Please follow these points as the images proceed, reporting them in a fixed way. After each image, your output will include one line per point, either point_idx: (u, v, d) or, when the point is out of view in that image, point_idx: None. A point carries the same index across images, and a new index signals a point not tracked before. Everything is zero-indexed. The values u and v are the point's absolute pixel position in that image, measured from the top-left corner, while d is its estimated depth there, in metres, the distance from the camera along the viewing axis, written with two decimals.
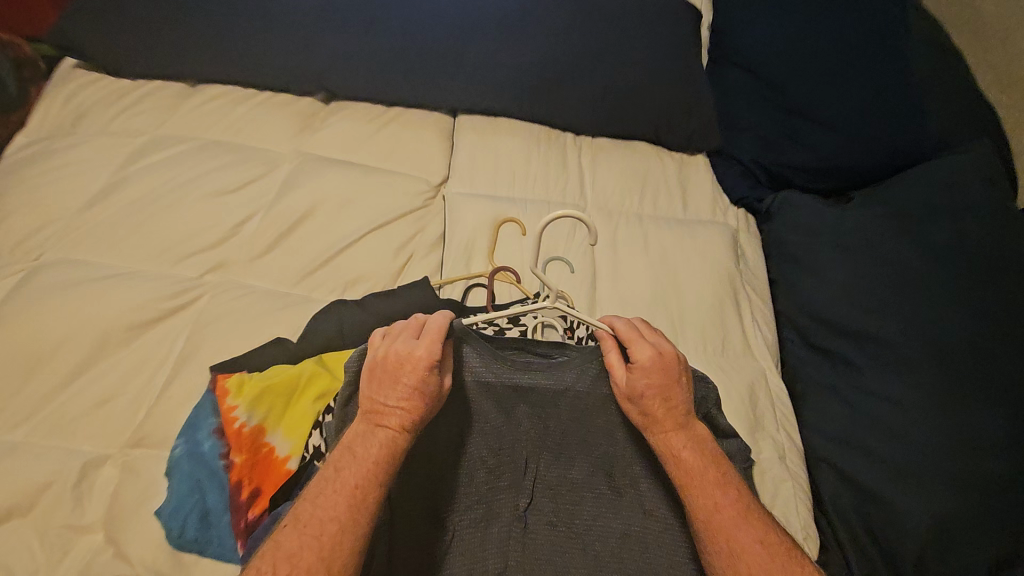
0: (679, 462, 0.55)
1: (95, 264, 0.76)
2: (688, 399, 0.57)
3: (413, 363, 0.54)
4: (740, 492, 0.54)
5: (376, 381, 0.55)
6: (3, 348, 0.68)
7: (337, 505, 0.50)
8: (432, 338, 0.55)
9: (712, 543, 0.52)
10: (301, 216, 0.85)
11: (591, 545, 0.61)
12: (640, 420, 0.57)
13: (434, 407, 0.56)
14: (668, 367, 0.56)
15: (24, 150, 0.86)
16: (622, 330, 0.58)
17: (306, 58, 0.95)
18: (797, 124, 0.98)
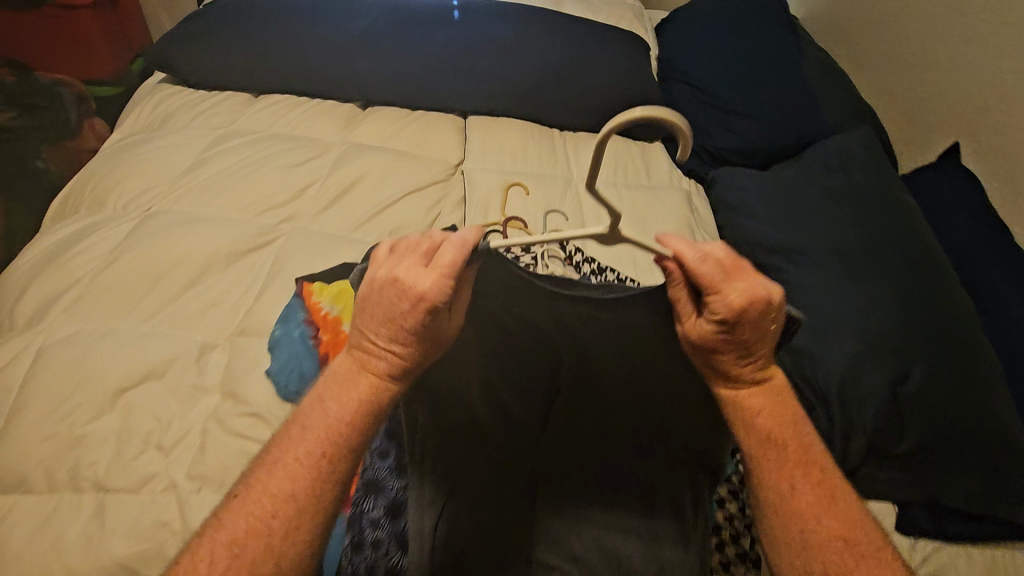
0: (751, 428, 0.55)
1: (193, 214, 0.96)
2: (767, 350, 0.55)
3: (411, 298, 0.52)
4: (826, 483, 0.53)
5: (369, 318, 0.54)
6: (129, 266, 0.86)
7: (296, 481, 0.50)
8: (439, 272, 0.51)
9: (786, 531, 0.52)
10: (352, 182, 1.06)
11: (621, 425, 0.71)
12: (707, 370, 0.56)
13: (431, 350, 0.55)
14: (749, 317, 0.51)
15: (128, 140, 1.08)
16: (701, 270, 0.52)
17: (349, 74, 1.22)
18: (728, 118, 1.29)
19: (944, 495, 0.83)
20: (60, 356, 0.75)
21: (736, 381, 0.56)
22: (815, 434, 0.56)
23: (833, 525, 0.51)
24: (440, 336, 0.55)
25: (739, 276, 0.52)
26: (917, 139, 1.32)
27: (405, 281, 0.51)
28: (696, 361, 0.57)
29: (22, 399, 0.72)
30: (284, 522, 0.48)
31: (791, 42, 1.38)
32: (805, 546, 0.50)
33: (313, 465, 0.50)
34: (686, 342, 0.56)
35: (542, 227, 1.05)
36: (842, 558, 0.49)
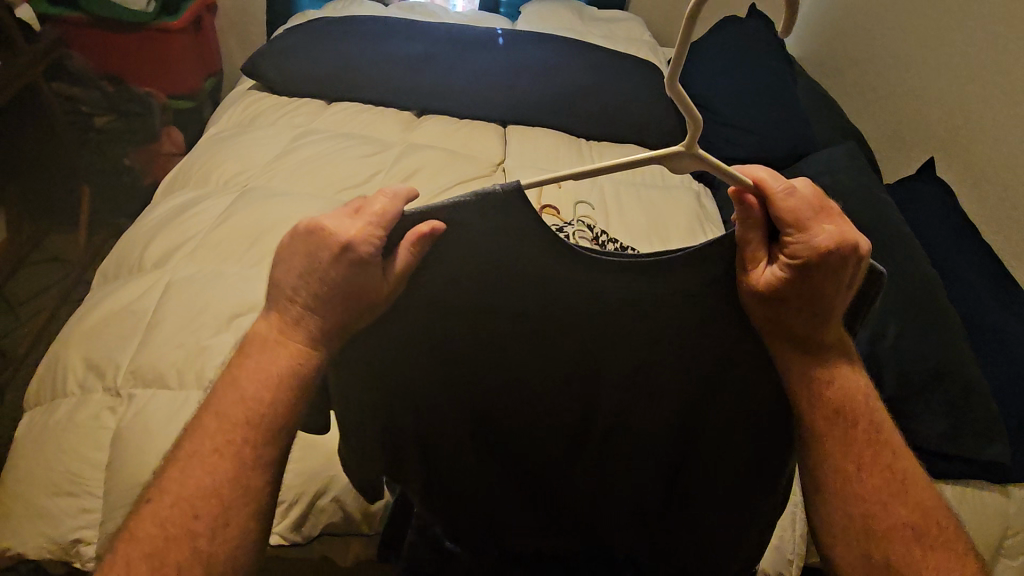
0: (820, 402, 0.58)
1: (282, 190, 1.14)
2: (838, 310, 0.56)
3: (332, 242, 0.53)
4: (897, 469, 0.58)
5: (290, 274, 0.55)
6: (236, 224, 1.03)
7: (214, 476, 0.51)
8: (365, 220, 0.53)
9: (848, 514, 0.57)
10: (413, 172, 1.25)
11: (657, 416, 0.66)
12: (774, 332, 0.58)
13: (358, 306, 0.55)
14: (835, 262, 0.52)
15: (224, 133, 1.29)
16: (782, 207, 0.53)
17: (407, 87, 1.43)
18: (731, 134, 1.49)
19: (919, 439, 0.95)
20: (182, 289, 0.92)
21: (801, 342, 0.58)
22: (881, 410, 0.61)
23: (900, 510, 0.56)
24: (368, 296, 0.55)
25: (826, 218, 0.53)
26: (899, 156, 1.50)
27: (328, 227, 0.53)
28: (755, 313, 0.57)
29: (156, 319, 0.88)
30: (207, 520, 0.49)
31: (786, 72, 1.58)
32: (874, 530, 0.56)
33: (233, 454, 0.52)
34: (750, 293, 0.56)
35: (572, 213, 1.22)
36: (910, 543, 0.55)
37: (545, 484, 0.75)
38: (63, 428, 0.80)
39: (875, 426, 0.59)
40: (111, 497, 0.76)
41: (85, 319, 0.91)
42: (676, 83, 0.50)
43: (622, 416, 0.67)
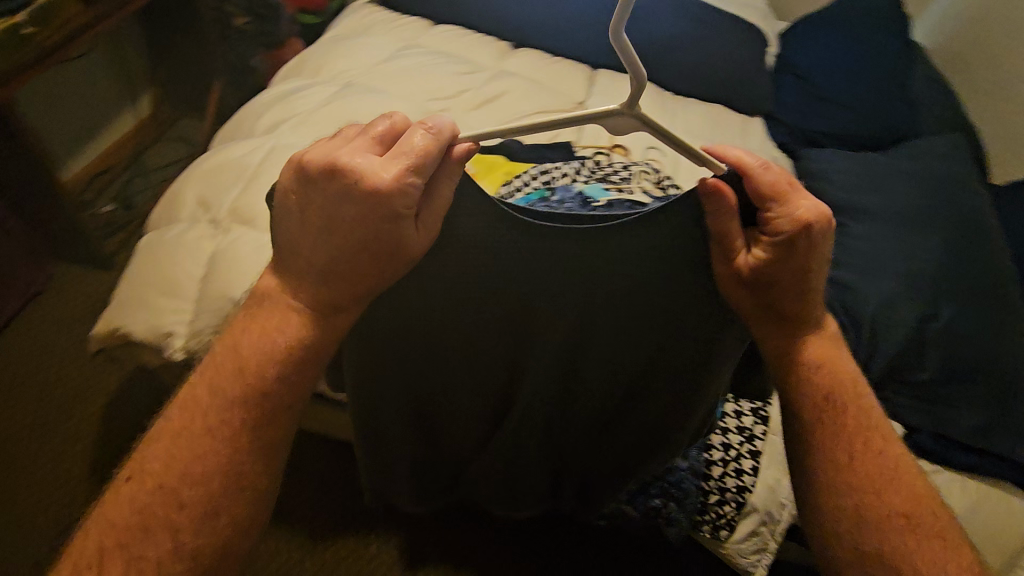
0: (803, 386, 0.67)
1: (378, 90, 1.25)
2: (815, 288, 0.64)
3: (375, 184, 0.54)
4: (883, 451, 0.64)
5: (310, 222, 0.58)
6: (334, 111, 1.15)
7: (201, 461, 0.56)
8: (402, 161, 0.54)
9: (844, 503, 0.62)
10: (497, 95, 1.32)
11: (607, 371, 0.73)
12: (761, 313, 0.65)
13: (383, 255, 0.58)
14: (812, 234, 0.59)
15: (336, 37, 1.42)
16: (761, 183, 0.58)
17: (508, 16, 1.49)
18: (827, 106, 1.45)
19: (947, 424, 0.93)
20: (280, 152, 1.06)
21: (784, 318, 0.66)
22: (868, 392, 0.68)
23: (896, 501, 0.61)
24: (404, 249, 0.58)
25: (803, 195, 0.59)
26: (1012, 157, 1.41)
27: (366, 170, 0.54)
28: (741, 302, 0.63)
29: (258, 171, 1.03)
30: (190, 511, 0.55)
31: (900, 54, 1.49)
32: (864, 516, 0.60)
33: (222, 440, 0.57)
34: (734, 279, 0.62)
35: (642, 156, 1.26)
36: (904, 532, 0.59)
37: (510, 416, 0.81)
38: (175, 243, 0.96)
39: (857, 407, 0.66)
40: (202, 302, 0.91)
41: (202, 165, 1.07)
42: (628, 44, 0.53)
43: (577, 352, 0.71)
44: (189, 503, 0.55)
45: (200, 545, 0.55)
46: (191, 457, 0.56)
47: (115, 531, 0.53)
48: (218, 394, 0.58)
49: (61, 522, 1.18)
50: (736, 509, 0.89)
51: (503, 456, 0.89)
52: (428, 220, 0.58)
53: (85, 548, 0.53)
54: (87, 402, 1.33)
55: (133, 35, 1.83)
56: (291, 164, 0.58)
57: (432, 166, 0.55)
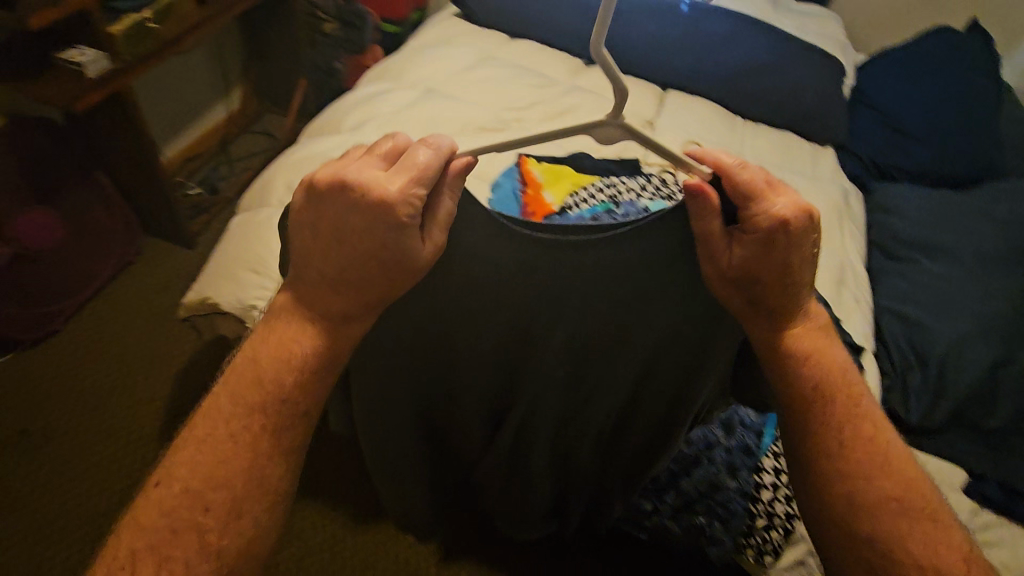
0: (794, 385, 0.65)
1: (457, 98, 1.31)
2: (803, 282, 0.63)
3: (383, 194, 0.58)
4: (876, 445, 0.62)
5: (320, 239, 0.61)
6: (416, 115, 1.22)
7: (226, 466, 0.57)
8: (407, 175, 0.59)
9: (839, 488, 0.61)
10: (569, 109, 1.36)
11: (599, 374, 0.78)
12: (751, 311, 0.65)
13: (394, 267, 0.62)
14: (792, 230, 0.60)
15: (420, 46, 1.50)
16: (739, 182, 0.60)
17: (585, 33, 1.53)
18: (905, 141, 1.43)
19: (1016, 477, 0.89)
20: None
21: (775, 314, 0.64)
22: (861, 383, 0.67)
23: (888, 487, 0.60)
24: (408, 259, 0.62)
25: (780, 192, 0.60)
26: None
27: (372, 183, 0.58)
28: (731, 297, 0.65)
29: None
30: (214, 515, 0.56)
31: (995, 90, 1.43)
32: (857, 503, 0.60)
33: (244, 443, 0.58)
34: (716, 275, 0.64)
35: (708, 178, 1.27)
36: (897, 516, 0.58)
37: (512, 411, 0.84)
38: (263, 226, 1.04)
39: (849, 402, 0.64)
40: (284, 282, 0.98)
41: (293, 157, 1.15)
42: (603, 52, 0.61)
43: (590, 353, 0.76)
44: (213, 506, 0.56)
45: (234, 541, 0.56)
46: (239, 441, 0.58)
47: (140, 536, 0.54)
48: (240, 401, 0.60)
49: (128, 479, 1.28)
50: (783, 537, 0.87)
51: (508, 451, 0.91)
52: (431, 232, 0.63)
53: (120, 541, 0.54)
54: (159, 370, 1.43)
55: (232, 36, 1.98)
56: (302, 184, 0.62)
57: (434, 177, 0.60)
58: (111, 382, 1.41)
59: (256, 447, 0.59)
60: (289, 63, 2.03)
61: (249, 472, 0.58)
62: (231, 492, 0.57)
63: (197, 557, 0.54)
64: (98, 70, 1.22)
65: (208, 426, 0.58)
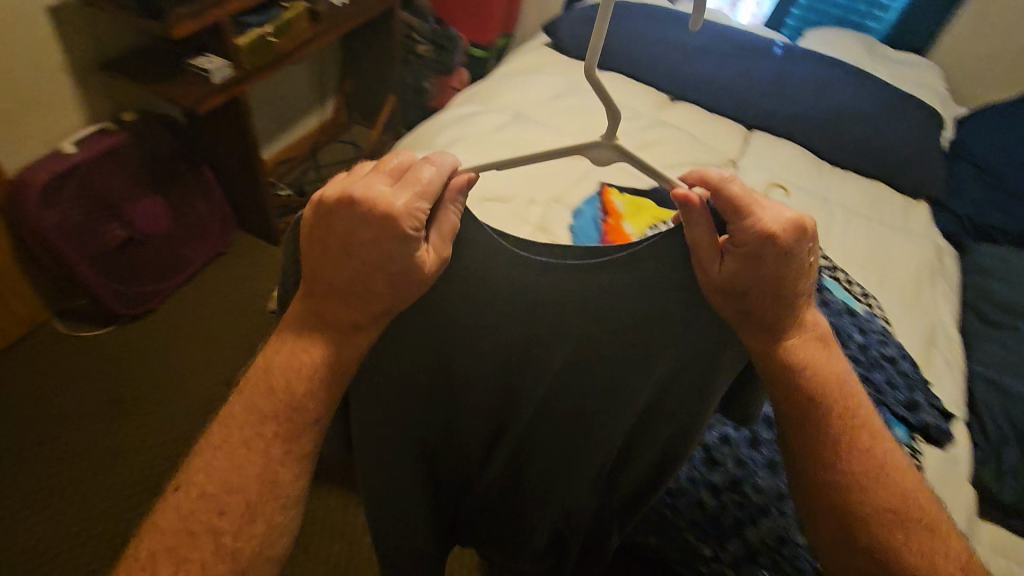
0: (792, 401, 0.62)
1: (543, 125, 1.35)
2: (799, 298, 0.58)
3: (388, 207, 0.54)
4: (875, 453, 0.61)
5: (328, 255, 0.57)
6: (504, 139, 1.27)
7: (245, 475, 0.56)
8: (413, 189, 0.56)
9: (838, 500, 0.60)
10: (652, 142, 1.38)
11: (594, 404, 0.75)
12: (747, 330, 0.60)
13: (403, 282, 0.58)
14: (784, 245, 0.54)
15: (509, 72, 1.56)
16: (731, 195, 0.55)
17: (673, 70, 1.55)
18: (1009, 204, 1.38)
19: None
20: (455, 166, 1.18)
21: (770, 331, 0.59)
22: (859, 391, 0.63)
23: (887, 499, 0.59)
24: (413, 272, 0.58)
25: (766, 204, 0.55)
26: None
27: (377, 196, 0.54)
28: (725, 309, 0.59)
29: None
30: (229, 521, 0.55)
31: None
32: (856, 516, 0.59)
33: (261, 453, 0.57)
34: (710, 287, 0.58)
35: None
36: (893, 529, 0.58)
37: (506, 441, 0.83)
38: None
39: (844, 411, 0.62)
40: None
41: None
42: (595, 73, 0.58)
43: (575, 388, 0.75)
44: (229, 511, 0.55)
45: (247, 550, 0.56)
46: (260, 451, 0.57)
47: (159, 538, 0.54)
48: (253, 409, 0.59)
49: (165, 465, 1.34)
50: None
51: (505, 471, 0.89)
52: (438, 243, 0.59)
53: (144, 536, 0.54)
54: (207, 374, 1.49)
55: (333, 50, 2.11)
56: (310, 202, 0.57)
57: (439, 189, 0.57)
58: (159, 378, 1.47)
59: (267, 454, 0.58)
60: (379, 80, 2.14)
61: (267, 481, 0.57)
62: (246, 497, 0.56)
63: (214, 561, 0.54)
64: (222, 78, 1.35)
65: (223, 434, 0.58)
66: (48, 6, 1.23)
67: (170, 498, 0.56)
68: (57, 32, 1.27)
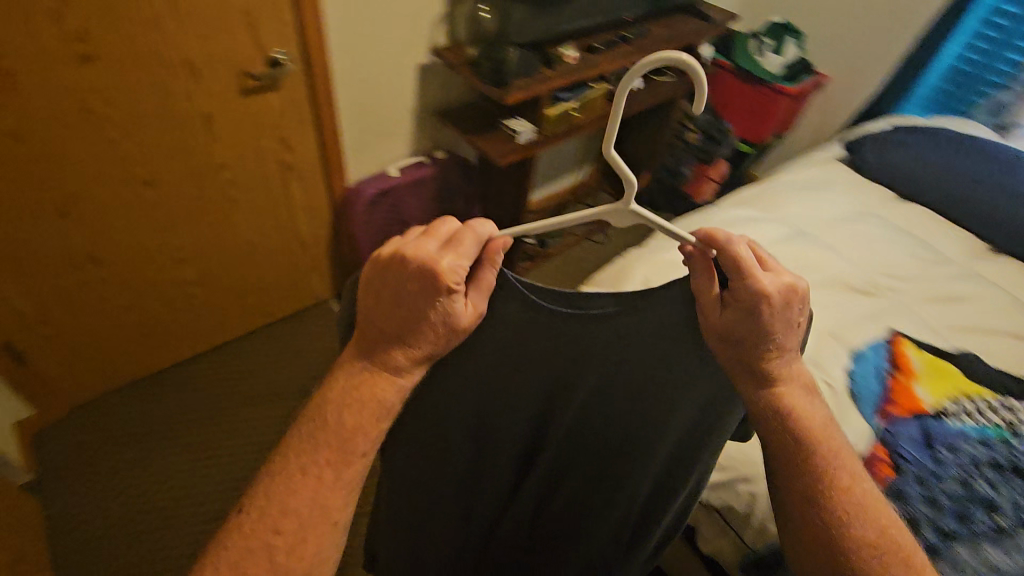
0: (775, 437, 0.60)
1: (830, 246, 1.26)
2: (787, 341, 0.59)
3: (433, 266, 0.56)
4: (863, 494, 0.57)
5: (375, 304, 0.59)
6: (785, 254, 1.21)
7: (303, 498, 0.54)
8: (456, 254, 0.57)
9: (815, 526, 0.57)
10: (962, 296, 1.20)
11: (633, 413, 0.72)
12: (739, 372, 0.60)
13: (436, 333, 0.60)
14: (777, 300, 0.57)
15: (795, 182, 1.50)
16: (732, 252, 0.58)
17: (1007, 219, 1.33)
18: None
19: None
20: None
21: (762, 374, 0.60)
22: (844, 436, 0.61)
23: (874, 542, 0.55)
24: (451, 320, 0.59)
25: (766, 267, 0.59)
26: None
27: (422, 256, 0.56)
28: (722, 352, 0.60)
29: None
30: (284, 541, 0.52)
31: None
32: (842, 557, 0.55)
33: (324, 477, 0.55)
34: (710, 327, 0.60)
35: None
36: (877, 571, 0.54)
37: (529, 478, 0.81)
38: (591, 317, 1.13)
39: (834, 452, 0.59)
40: None
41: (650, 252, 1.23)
42: (613, 149, 0.62)
43: (605, 415, 0.74)
44: (284, 532, 0.52)
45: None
46: (320, 482, 0.55)
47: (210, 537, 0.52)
48: (310, 437, 0.56)
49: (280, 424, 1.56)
50: None
51: (535, 497, 0.84)
52: (475, 297, 0.62)
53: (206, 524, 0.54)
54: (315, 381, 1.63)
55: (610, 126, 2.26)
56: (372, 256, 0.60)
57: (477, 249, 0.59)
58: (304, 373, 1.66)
59: (320, 480, 0.55)
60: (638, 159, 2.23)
61: (321, 509, 0.54)
62: (299, 519, 0.53)
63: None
64: (525, 140, 1.52)
65: (288, 452, 0.56)
66: (420, 63, 1.53)
67: (234, 513, 0.53)
68: (419, 82, 1.57)
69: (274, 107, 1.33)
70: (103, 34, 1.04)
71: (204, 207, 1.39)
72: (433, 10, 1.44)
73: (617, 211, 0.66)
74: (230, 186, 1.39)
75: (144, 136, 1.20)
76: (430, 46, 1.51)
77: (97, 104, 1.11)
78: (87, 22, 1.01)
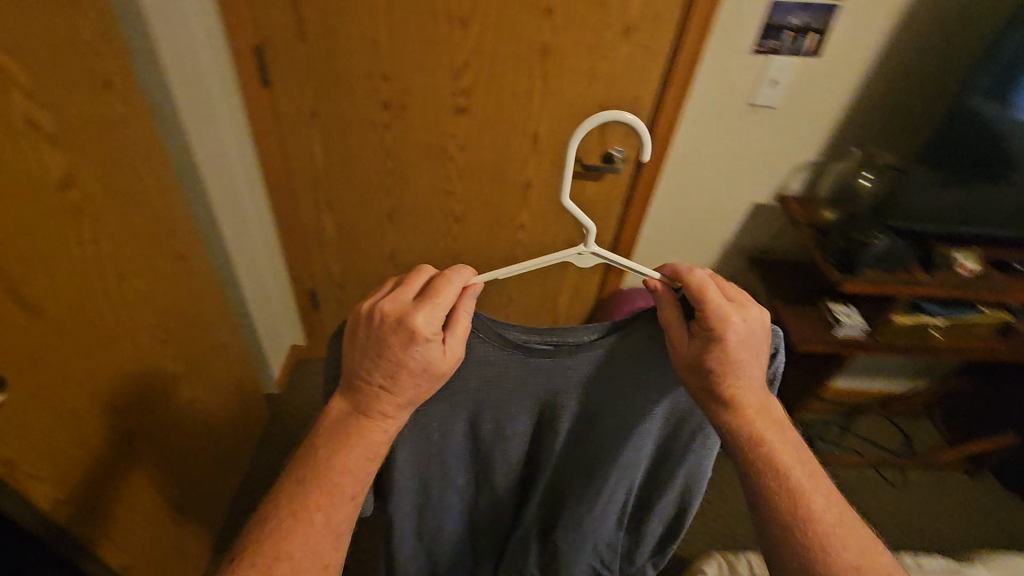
0: (746, 458, 0.62)
1: None
2: (754, 364, 0.62)
3: (406, 323, 0.56)
4: (832, 506, 0.60)
5: (357, 356, 0.58)
6: None
7: (298, 546, 0.54)
8: (423, 307, 0.57)
9: (794, 541, 0.59)
10: None
11: (622, 423, 0.72)
12: (708, 400, 0.63)
13: (416, 382, 0.58)
14: (742, 333, 0.60)
15: None
16: (696, 291, 0.61)
17: None
18: None
19: None
20: None
21: (732, 403, 0.62)
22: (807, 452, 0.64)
23: (846, 555, 0.58)
24: (433, 368, 0.58)
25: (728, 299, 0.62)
26: None
27: (395, 312, 0.57)
28: (692, 382, 0.63)
29: None
30: None
31: None
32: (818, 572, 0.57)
33: (309, 516, 0.55)
34: (681, 361, 0.63)
35: None
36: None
37: (531, 495, 0.83)
38: None
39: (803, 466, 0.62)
40: None
41: None
42: (568, 201, 0.66)
43: (589, 443, 0.76)
44: None
45: None
46: (307, 533, 0.55)
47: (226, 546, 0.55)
48: (311, 486, 0.56)
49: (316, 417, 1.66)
50: None
51: (542, 507, 0.86)
52: (458, 343, 0.60)
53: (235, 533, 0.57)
54: None
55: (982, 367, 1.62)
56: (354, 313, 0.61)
57: (449, 297, 0.59)
58: None
59: (309, 528, 0.55)
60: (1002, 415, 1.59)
61: (310, 555, 0.54)
62: (292, 566, 0.53)
63: None
64: (846, 335, 1.18)
65: (299, 497, 0.56)
66: (758, 202, 1.34)
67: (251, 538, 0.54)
68: (745, 220, 1.38)
69: (588, 197, 1.32)
70: (482, 97, 1.17)
71: (490, 255, 1.48)
72: (801, 154, 1.24)
73: (575, 253, 0.70)
74: (518, 246, 1.45)
75: (472, 183, 1.32)
76: (777, 189, 1.30)
77: (452, 147, 1.26)
78: (475, 84, 1.15)
